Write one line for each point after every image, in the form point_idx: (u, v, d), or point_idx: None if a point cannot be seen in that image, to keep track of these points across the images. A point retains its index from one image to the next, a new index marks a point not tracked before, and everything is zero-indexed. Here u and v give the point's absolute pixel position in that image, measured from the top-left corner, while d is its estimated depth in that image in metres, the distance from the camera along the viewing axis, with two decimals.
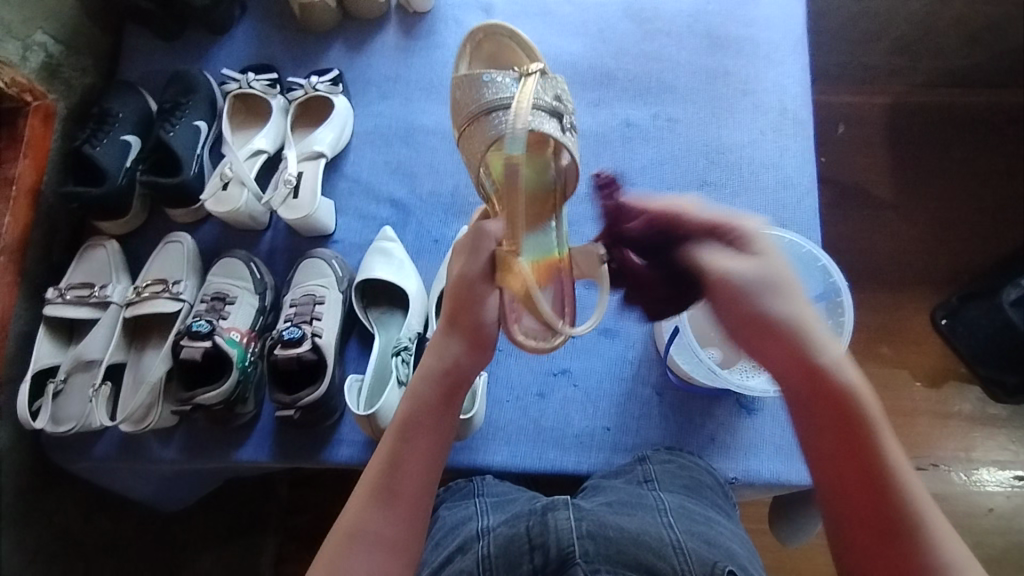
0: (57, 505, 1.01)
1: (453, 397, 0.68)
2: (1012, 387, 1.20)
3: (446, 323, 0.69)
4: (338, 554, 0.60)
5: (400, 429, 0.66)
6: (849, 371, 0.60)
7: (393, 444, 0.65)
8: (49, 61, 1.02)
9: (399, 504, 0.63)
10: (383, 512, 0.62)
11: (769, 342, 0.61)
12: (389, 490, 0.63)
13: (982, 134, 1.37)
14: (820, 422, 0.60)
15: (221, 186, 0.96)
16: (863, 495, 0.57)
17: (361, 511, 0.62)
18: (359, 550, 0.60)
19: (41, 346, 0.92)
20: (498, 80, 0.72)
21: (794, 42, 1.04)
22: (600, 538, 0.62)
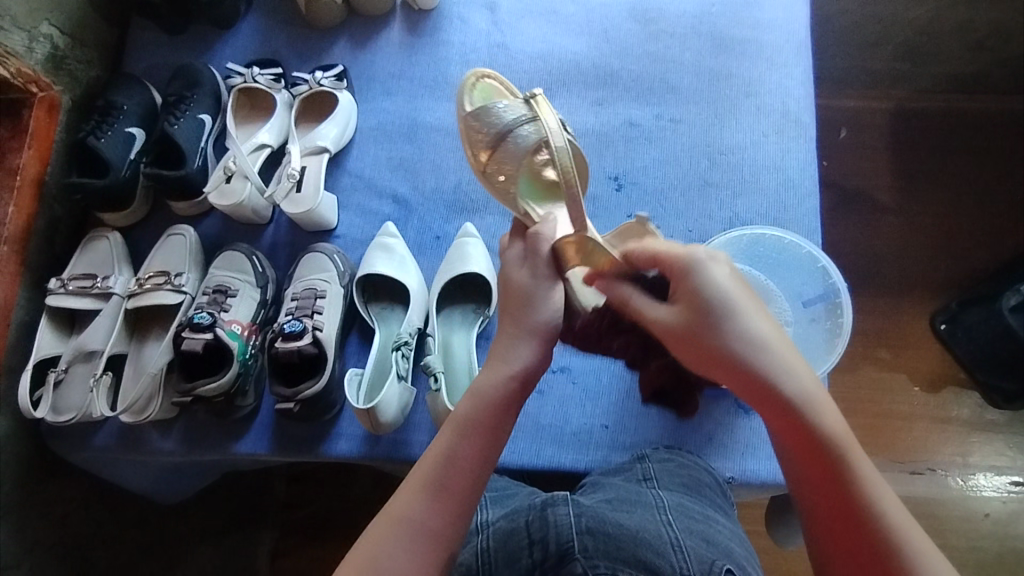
0: (57, 494, 1.01)
1: (520, 399, 0.63)
2: (1010, 393, 1.20)
3: (508, 329, 0.65)
4: (378, 543, 0.57)
5: (458, 427, 0.61)
6: (814, 409, 0.56)
7: (450, 441, 0.61)
8: (55, 52, 1.02)
9: (446, 498, 0.59)
10: (431, 503, 0.58)
11: (712, 368, 0.59)
12: (439, 483, 0.59)
13: (984, 140, 1.37)
14: (782, 436, 0.58)
15: (224, 179, 0.97)
16: (838, 537, 0.55)
17: (407, 500, 0.59)
18: (404, 542, 0.57)
19: (42, 336, 0.93)
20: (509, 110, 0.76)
21: (797, 44, 1.05)
22: (599, 535, 0.61)
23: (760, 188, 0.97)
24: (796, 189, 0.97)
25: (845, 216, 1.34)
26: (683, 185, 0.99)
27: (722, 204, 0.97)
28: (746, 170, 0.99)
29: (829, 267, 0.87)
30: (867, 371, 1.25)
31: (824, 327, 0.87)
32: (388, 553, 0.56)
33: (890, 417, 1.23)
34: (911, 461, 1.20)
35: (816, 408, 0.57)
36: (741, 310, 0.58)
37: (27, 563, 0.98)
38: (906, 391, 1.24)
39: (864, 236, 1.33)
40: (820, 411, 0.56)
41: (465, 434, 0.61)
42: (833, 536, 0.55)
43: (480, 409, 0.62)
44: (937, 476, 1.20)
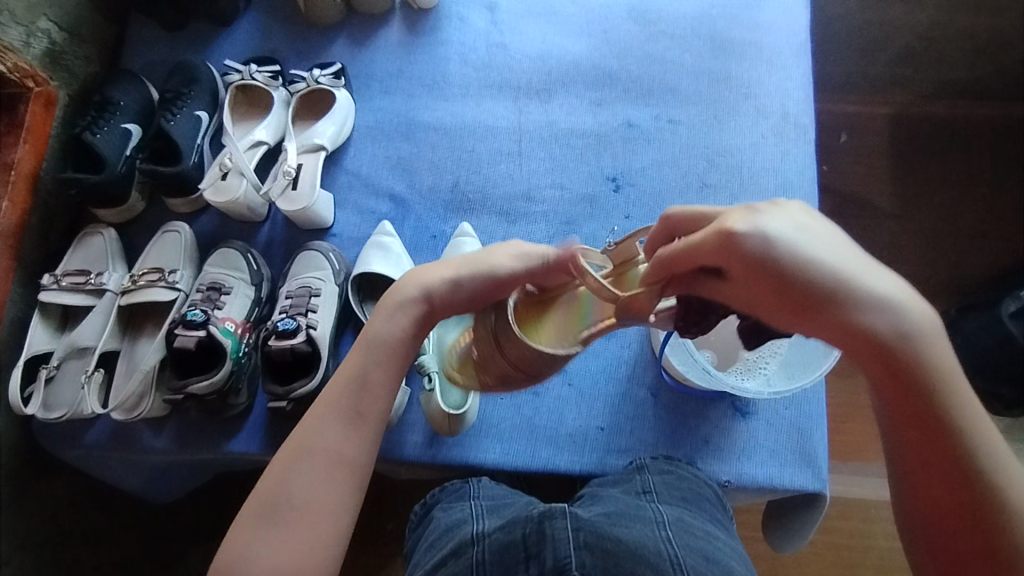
0: (48, 492, 1.01)
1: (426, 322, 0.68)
2: (1011, 400, 1.18)
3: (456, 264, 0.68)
4: (285, 468, 0.61)
5: (366, 345, 0.66)
6: (924, 350, 0.55)
7: (360, 356, 0.66)
8: (52, 48, 1.01)
9: (360, 424, 0.64)
10: (335, 424, 0.63)
11: (816, 331, 0.56)
12: (354, 410, 0.64)
13: (985, 146, 1.37)
14: (884, 386, 0.56)
15: (220, 176, 0.96)
16: (942, 477, 0.55)
17: (319, 419, 0.63)
18: (305, 470, 0.61)
19: (34, 331, 0.92)
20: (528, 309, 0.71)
21: (796, 46, 1.04)
22: (597, 550, 0.62)
23: (759, 189, 0.97)
24: (795, 191, 0.96)
25: (844, 221, 1.34)
26: (681, 186, 0.99)
27: (722, 205, 0.97)
28: (745, 172, 0.98)
29: None
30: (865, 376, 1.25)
31: None
32: (291, 475, 0.61)
33: None
34: None
35: (925, 342, 0.55)
36: (832, 257, 0.54)
37: (16, 560, 0.97)
38: None
39: (862, 241, 1.32)
40: (929, 349, 0.55)
41: (373, 356, 0.66)
42: (939, 477, 0.55)
43: (379, 343, 0.66)
44: None
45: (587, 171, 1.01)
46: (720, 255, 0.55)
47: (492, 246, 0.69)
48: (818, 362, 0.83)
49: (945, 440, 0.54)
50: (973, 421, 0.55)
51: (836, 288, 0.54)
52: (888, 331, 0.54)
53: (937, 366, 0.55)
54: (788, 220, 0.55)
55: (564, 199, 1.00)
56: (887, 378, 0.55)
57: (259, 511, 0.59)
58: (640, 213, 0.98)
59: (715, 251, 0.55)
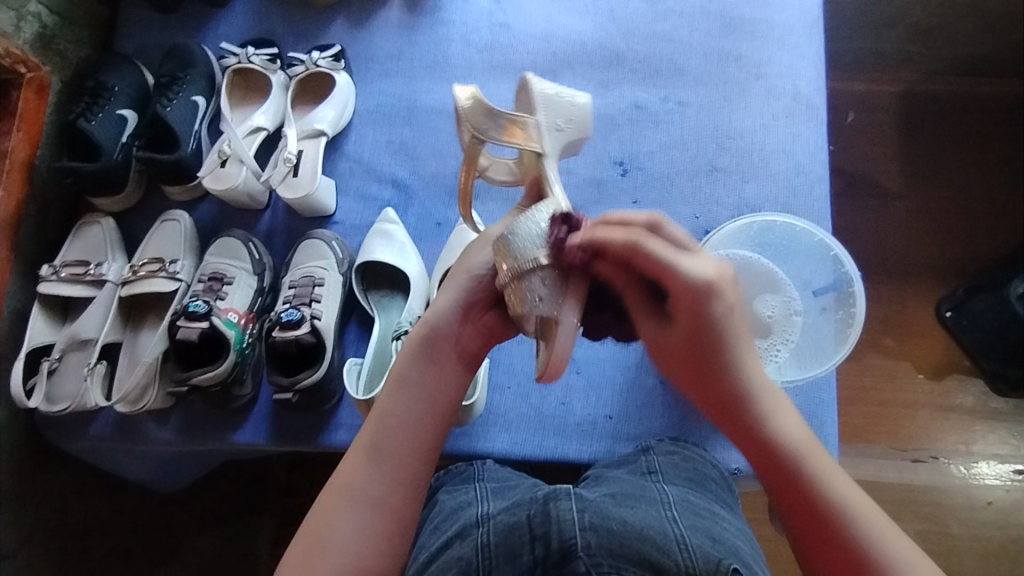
0: (52, 483, 1.00)
1: (438, 351, 0.66)
2: (1016, 381, 1.20)
3: (445, 284, 0.70)
4: (326, 515, 0.59)
5: (395, 382, 0.65)
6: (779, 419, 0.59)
7: (388, 398, 0.64)
8: (43, 32, 0.99)
9: (390, 463, 0.61)
10: (371, 468, 0.60)
11: (705, 369, 0.58)
12: (377, 448, 0.61)
13: (996, 124, 1.34)
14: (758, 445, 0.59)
15: (219, 163, 0.94)
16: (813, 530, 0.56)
17: (352, 466, 0.61)
18: (345, 516, 0.58)
19: (34, 323, 0.91)
20: (515, 240, 0.61)
21: (809, 25, 1.02)
22: (603, 531, 0.60)
23: (770, 173, 0.95)
24: (807, 174, 0.94)
25: (851, 201, 1.32)
26: (691, 170, 0.97)
27: (732, 189, 0.95)
28: (755, 154, 0.96)
29: (841, 255, 0.85)
30: (872, 358, 1.24)
31: (835, 317, 0.86)
32: (333, 522, 0.58)
33: (896, 404, 1.22)
34: (913, 450, 1.20)
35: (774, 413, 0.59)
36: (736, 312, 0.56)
37: (23, 553, 0.96)
38: (908, 379, 1.23)
39: (871, 222, 1.31)
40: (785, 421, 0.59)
41: (400, 388, 0.64)
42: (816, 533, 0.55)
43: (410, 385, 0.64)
44: (939, 464, 1.20)
45: (593, 155, 0.98)
46: (672, 281, 0.53)
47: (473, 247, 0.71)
48: (831, 352, 0.85)
49: (829, 515, 0.55)
50: (853, 497, 0.56)
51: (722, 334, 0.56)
52: (759, 387, 0.59)
53: (803, 439, 0.59)
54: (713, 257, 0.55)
55: (569, 183, 0.98)
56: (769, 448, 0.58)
57: (301, 561, 0.57)
58: (647, 198, 0.96)
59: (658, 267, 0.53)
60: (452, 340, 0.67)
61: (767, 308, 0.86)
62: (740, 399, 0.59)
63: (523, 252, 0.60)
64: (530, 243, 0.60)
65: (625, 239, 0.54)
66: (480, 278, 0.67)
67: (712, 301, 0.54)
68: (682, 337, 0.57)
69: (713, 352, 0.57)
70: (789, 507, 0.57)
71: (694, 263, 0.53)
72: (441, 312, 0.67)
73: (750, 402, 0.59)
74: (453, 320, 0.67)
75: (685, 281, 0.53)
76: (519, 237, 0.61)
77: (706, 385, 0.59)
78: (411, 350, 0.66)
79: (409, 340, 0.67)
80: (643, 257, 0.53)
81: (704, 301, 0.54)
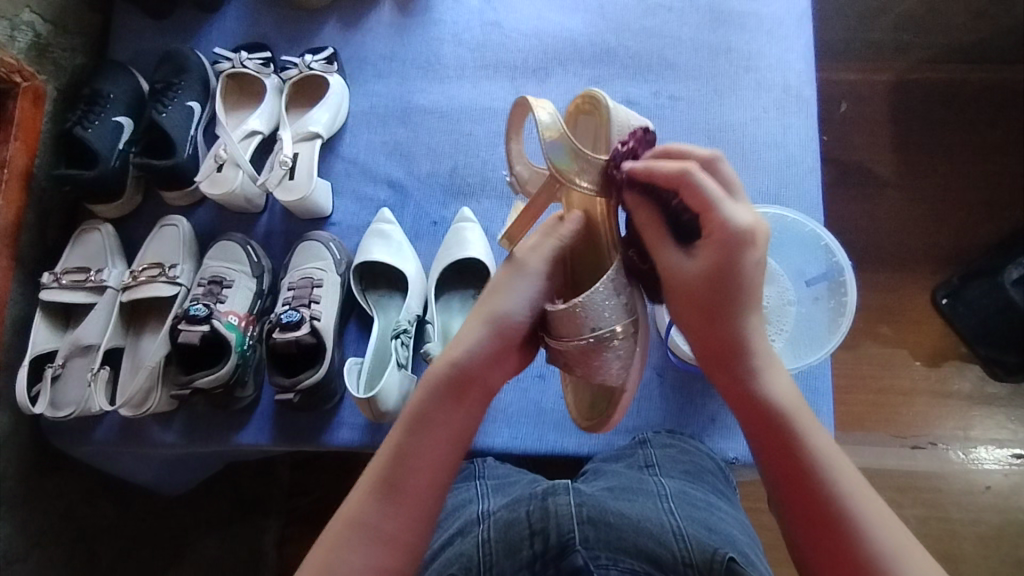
0: (60, 488, 1.01)
1: (463, 394, 0.63)
2: (1012, 366, 1.20)
3: (472, 318, 0.66)
4: (333, 548, 0.57)
5: (413, 422, 0.62)
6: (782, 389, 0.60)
7: (402, 435, 0.61)
8: (37, 40, 0.99)
9: (404, 499, 0.59)
10: (388, 511, 0.58)
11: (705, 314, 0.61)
12: (392, 484, 0.59)
13: (988, 112, 1.35)
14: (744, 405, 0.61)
15: (216, 168, 0.95)
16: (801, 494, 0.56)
17: (363, 501, 0.59)
18: (360, 553, 0.56)
19: (38, 330, 0.92)
20: (599, 310, 0.64)
21: (797, 17, 1.02)
22: (600, 524, 0.60)
23: (762, 165, 0.96)
24: (798, 165, 0.95)
25: (844, 191, 1.33)
26: None
27: None
28: (746, 147, 0.97)
29: (833, 244, 0.87)
30: (869, 346, 1.25)
31: (829, 306, 0.87)
32: (346, 559, 0.56)
33: (893, 391, 1.23)
34: (912, 436, 1.21)
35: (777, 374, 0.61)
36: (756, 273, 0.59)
37: (33, 557, 0.98)
38: (906, 366, 1.24)
39: (864, 212, 1.32)
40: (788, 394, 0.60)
41: (420, 428, 0.62)
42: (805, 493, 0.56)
43: (436, 420, 0.62)
44: (938, 450, 1.21)
45: None
46: (712, 218, 0.59)
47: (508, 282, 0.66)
48: (825, 340, 0.86)
49: (820, 481, 0.56)
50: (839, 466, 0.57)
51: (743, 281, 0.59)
52: (760, 345, 0.61)
53: (794, 402, 0.60)
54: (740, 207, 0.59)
55: None
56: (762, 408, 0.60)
57: None
58: None
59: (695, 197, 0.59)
60: (477, 381, 0.64)
61: None
62: (740, 351, 0.61)
63: (605, 321, 0.64)
64: (609, 314, 0.65)
65: (676, 168, 0.60)
66: (518, 324, 0.65)
67: (745, 249, 0.58)
68: (700, 273, 0.60)
69: (730, 295, 0.59)
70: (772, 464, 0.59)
71: (736, 210, 0.59)
72: (473, 348, 0.63)
73: (749, 359, 0.61)
74: (483, 362, 0.64)
75: (725, 222, 0.58)
76: (601, 301, 0.64)
77: (709, 335, 0.61)
78: (436, 388, 0.63)
79: (435, 372, 0.64)
80: (694, 189, 0.59)
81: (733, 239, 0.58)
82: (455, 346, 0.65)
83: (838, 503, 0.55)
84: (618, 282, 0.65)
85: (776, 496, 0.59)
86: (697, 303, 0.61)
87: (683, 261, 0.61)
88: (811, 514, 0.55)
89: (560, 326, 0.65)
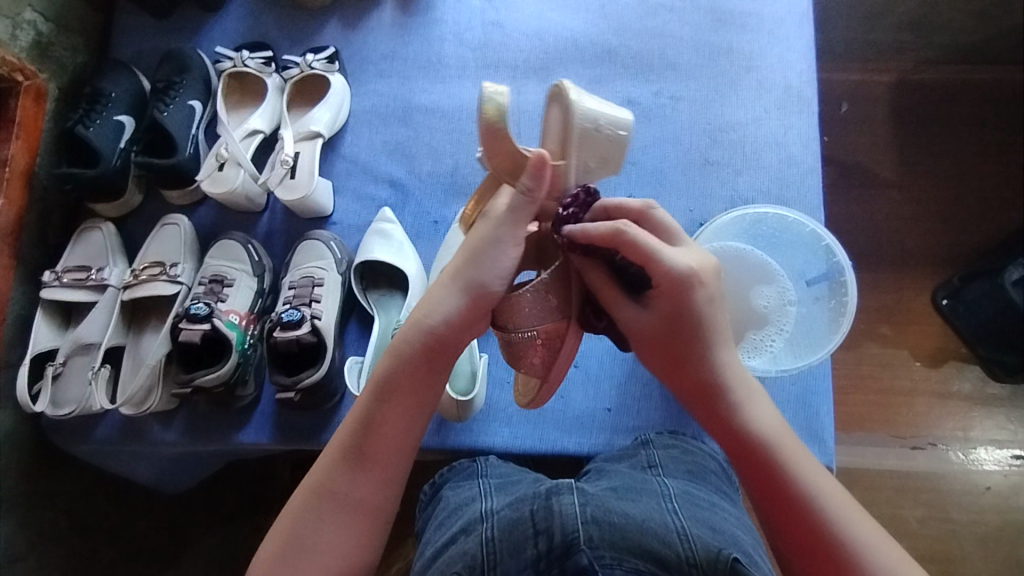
0: (60, 486, 1.01)
1: (430, 363, 0.64)
2: (1013, 366, 1.21)
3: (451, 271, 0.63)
4: (301, 515, 0.62)
5: (379, 390, 0.64)
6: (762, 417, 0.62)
7: (370, 403, 0.64)
8: (39, 39, 0.99)
9: (370, 467, 0.63)
10: (354, 479, 0.62)
11: (678, 363, 0.62)
12: (358, 453, 0.63)
13: (989, 113, 1.35)
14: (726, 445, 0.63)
15: (217, 167, 0.95)
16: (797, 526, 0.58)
17: (331, 470, 0.63)
18: (328, 521, 0.62)
19: (39, 329, 0.92)
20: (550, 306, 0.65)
21: (798, 17, 1.02)
22: (605, 525, 0.60)
23: (762, 165, 0.96)
24: (799, 165, 0.95)
25: (844, 192, 1.33)
26: (683, 164, 0.98)
27: (725, 181, 0.96)
28: (747, 147, 0.97)
29: (834, 245, 0.86)
30: (869, 347, 1.25)
31: (829, 306, 0.87)
32: (313, 528, 0.62)
33: (893, 392, 1.23)
34: (912, 437, 1.21)
35: (752, 403, 0.63)
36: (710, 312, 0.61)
37: (34, 555, 0.98)
38: (906, 367, 1.24)
39: (864, 212, 1.32)
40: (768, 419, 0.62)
41: (384, 396, 0.64)
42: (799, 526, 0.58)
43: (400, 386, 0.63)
44: (938, 450, 1.21)
45: None
46: (657, 270, 0.60)
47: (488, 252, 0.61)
48: (825, 340, 0.86)
49: (812, 510, 0.58)
50: (823, 486, 0.59)
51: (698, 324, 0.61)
52: (733, 382, 0.62)
53: (774, 431, 0.61)
54: (679, 254, 0.61)
55: None
56: (744, 441, 0.61)
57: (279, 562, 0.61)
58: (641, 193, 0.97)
59: (636, 255, 0.60)
60: (446, 352, 0.64)
61: (763, 298, 0.87)
62: (714, 390, 0.62)
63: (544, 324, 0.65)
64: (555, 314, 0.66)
65: (609, 230, 0.59)
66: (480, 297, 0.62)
67: (692, 290, 0.60)
68: (660, 320, 0.62)
69: (691, 339, 0.61)
70: (763, 502, 0.60)
71: (675, 254, 0.60)
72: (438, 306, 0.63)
73: (725, 395, 0.62)
74: (450, 329, 0.63)
75: (667, 270, 0.59)
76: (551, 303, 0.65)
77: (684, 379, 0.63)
78: (405, 358, 0.63)
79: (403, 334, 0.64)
80: (630, 249, 0.59)
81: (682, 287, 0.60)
82: (423, 306, 0.64)
83: (831, 528, 0.57)
84: (558, 282, 0.65)
85: (772, 532, 0.60)
86: (662, 346, 0.63)
87: (642, 307, 0.63)
88: (808, 546, 0.57)
89: (513, 314, 0.65)
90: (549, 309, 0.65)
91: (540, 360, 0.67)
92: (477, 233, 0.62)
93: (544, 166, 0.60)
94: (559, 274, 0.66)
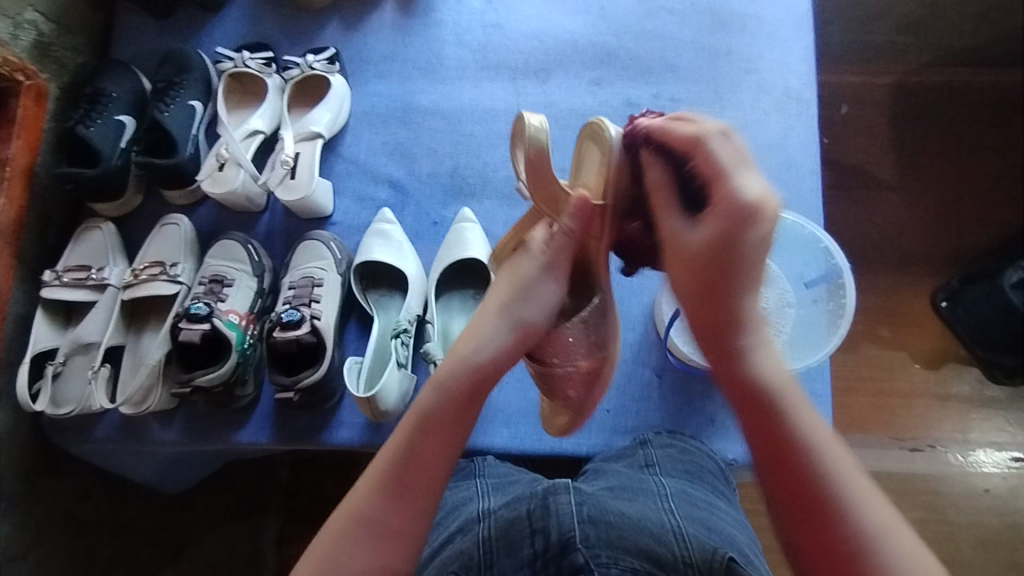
0: (60, 485, 1.01)
1: (478, 396, 0.62)
2: (1012, 369, 1.20)
3: (499, 307, 0.63)
4: (335, 541, 0.58)
5: (421, 421, 0.61)
6: (772, 365, 0.59)
7: (411, 434, 0.61)
8: (40, 39, 1.00)
9: (410, 496, 0.59)
10: (395, 506, 0.59)
11: (701, 288, 0.57)
12: (400, 482, 0.59)
13: (988, 115, 1.35)
14: (736, 383, 0.59)
15: (217, 167, 0.96)
16: (794, 476, 0.55)
17: (369, 496, 0.59)
18: (364, 549, 0.58)
19: (38, 327, 0.92)
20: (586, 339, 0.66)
21: (798, 20, 1.03)
22: (600, 523, 0.60)
23: (762, 167, 0.96)
24: (798, 168, 0.95)
25: (844, 194, 1.33)
26: None
27: None
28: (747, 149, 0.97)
29: (832, 248, 0.87)
30: (868, 348, 1.25)
31: (827, 308, 0.87)
32: (347, 554, 0.58)
33: (892, 394, 1.23)
34: (911, 439, 1.22)
35: (761, 347, 0.59)
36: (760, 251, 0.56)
37: (33, 554, 0.98)
38: (905, 369, 1.24)
39: (864, 214, 1.32)
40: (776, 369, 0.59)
41: (424, 427, 0.61)
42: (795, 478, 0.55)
43: (439, 415, 0.61)
44: (937, 452, 1.21)
45: None
46: (723, 190, 0.56)
47: (535, 288, 0.63)
48: (824, 343, 0.86)
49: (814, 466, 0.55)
50: (827, 440, 0.56)
51: (745, 257, 0.55)
52: (750, 321, 0.59)
53: (780, 380, 0.59)
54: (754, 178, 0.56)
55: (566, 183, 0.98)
56: (749, 383, 0.58)
57: None
58: None
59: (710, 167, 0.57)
60: (491, 386, 0.63)
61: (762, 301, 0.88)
62: (733, 325, 0.58)
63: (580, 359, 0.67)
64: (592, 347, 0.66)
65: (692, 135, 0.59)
66: (528, 331, 0.63)
67: (752, 225, 0.54)
68: (702, 243, 0.56)
69: (730, 271, 0.56)
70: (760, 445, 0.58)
71: (749, 181, 0.55)
72: (488, 342, 0.62)
73: (743, 333, 0.58)
74: (495, 361, 0.62)
75: (735, 194, 0.55)
76: (589, 336, 0.66)
77: (706, 305, 0.58)
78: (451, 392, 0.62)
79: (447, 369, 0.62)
80: (705, 157, 0.58)
81: (749, 215, 0.54)
82: (468, 343, 0.63)
83: (830, 489, 0.54)
84: (595, 320, 0.66)
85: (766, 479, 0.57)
86: (695, 274, 0.57)
87: (686, 229, 0.58)
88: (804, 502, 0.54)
89: (553, 347, 0.67)
90: (586, 343, 0.66)
91: (576, 395, 0.68)
92: (520, 271, 0.64)
93: (585, 206, 0.63)
94: (596, 310, 0.66)
